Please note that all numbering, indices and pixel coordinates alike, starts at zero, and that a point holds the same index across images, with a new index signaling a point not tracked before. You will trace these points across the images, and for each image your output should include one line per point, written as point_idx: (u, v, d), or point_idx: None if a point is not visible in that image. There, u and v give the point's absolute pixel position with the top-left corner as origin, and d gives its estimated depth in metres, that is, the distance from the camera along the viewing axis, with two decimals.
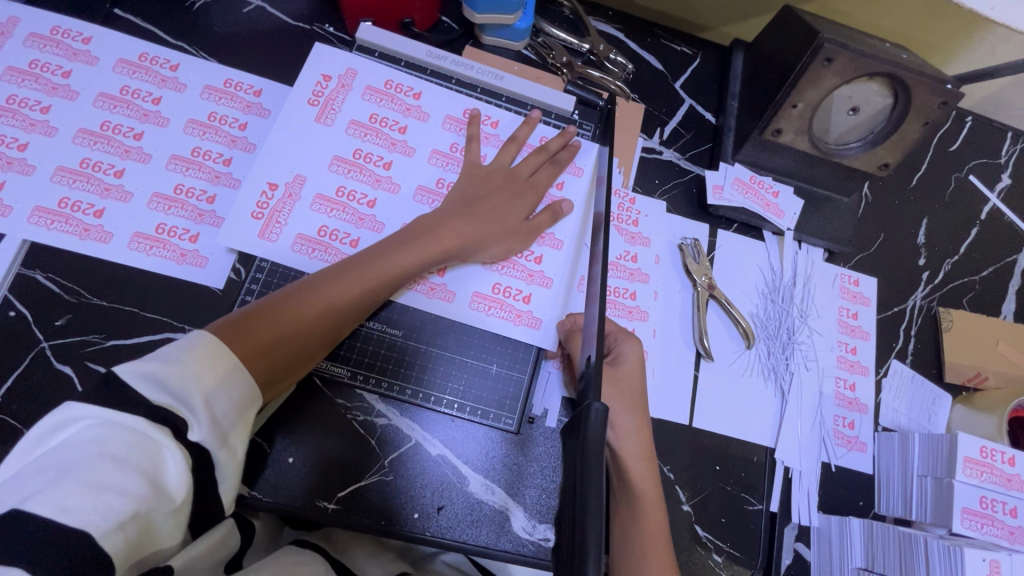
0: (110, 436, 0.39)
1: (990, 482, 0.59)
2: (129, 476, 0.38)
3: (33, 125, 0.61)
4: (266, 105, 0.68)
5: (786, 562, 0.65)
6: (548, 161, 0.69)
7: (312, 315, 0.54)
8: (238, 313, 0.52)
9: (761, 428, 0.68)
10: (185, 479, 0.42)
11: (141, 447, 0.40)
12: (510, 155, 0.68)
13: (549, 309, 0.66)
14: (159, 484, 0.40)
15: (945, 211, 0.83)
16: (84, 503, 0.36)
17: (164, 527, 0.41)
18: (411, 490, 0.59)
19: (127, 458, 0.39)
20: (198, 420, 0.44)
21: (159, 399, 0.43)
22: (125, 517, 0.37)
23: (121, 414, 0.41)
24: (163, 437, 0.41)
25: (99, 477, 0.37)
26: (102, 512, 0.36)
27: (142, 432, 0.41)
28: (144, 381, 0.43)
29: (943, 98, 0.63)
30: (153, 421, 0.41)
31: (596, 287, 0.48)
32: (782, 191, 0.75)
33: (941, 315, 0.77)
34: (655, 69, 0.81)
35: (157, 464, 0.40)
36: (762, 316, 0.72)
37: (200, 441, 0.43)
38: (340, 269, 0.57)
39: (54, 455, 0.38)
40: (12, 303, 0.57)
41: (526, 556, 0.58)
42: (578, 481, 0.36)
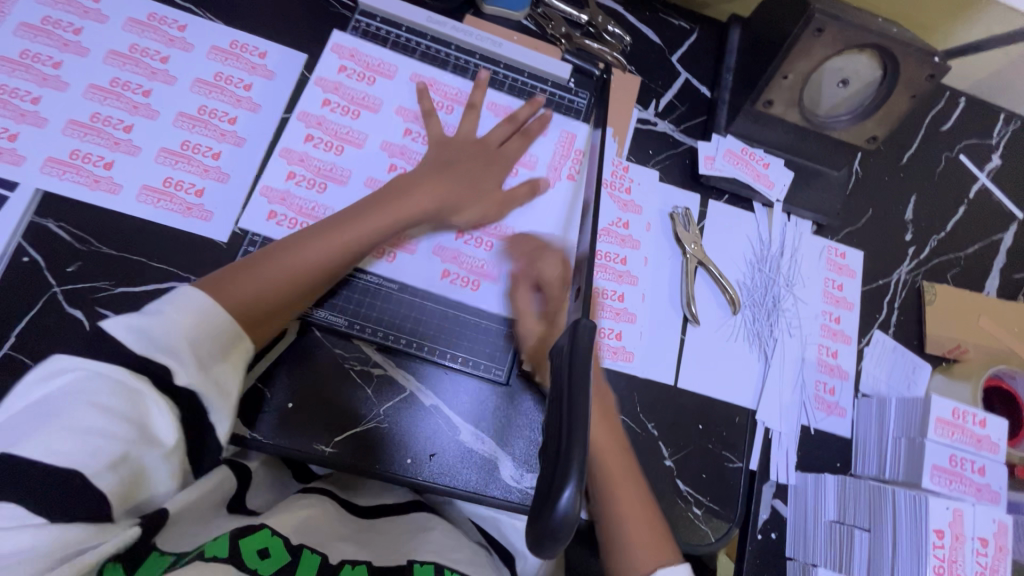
0: (95, 387, 0.43)
1: (960, 442, 0.62)
2: (113, 423, 0.43)
3: (45, 80, 0.63)
4: (271, 67, 0.70)
5: (763, 517, 0.67)
6: (525, 131, 0.72)
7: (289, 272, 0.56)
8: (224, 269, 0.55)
9: (743, 391, 0.70)
10: (172, 425, 0.45)
11: (126, 397, 0.44)
12: (486, 131, 0.71)
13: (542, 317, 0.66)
14: (144, 429, 0.44)
15: (934, 189, 0.85)
16: (72, 447, 0.41)
17: (156, 471, 0.45)
18: (404, 436, 0.62)
19: (112, 407, 0.43)
20: (182, 366, 0.46)
21: (140, 350, 0.46)
22: (113, 459, 0.42)
23: (106, 364, 0.45)
24: (145, 388, 0.45)
25: (83, 425, 0.42)
26: (92, 455, 0.41)
27: (124, 382, 0.44)
28: (131, 331, 0.46)
29: (931, 71, 0.64)
30: (133, 370, 0.45)
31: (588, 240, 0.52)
32: (773, 163, 0.77)
33: (925, 289, 0.79)
34: (652, 42, 0.82)
35: (143, 412, 0.44)
36: (749, 284, 0.74)
37: (187, 385, 0.47)
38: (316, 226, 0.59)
39: (47, 405, 0.42)
40: (25, 249, 0.60)
41: (513, 502, 0.61)
42: (565, 401, 0.36)
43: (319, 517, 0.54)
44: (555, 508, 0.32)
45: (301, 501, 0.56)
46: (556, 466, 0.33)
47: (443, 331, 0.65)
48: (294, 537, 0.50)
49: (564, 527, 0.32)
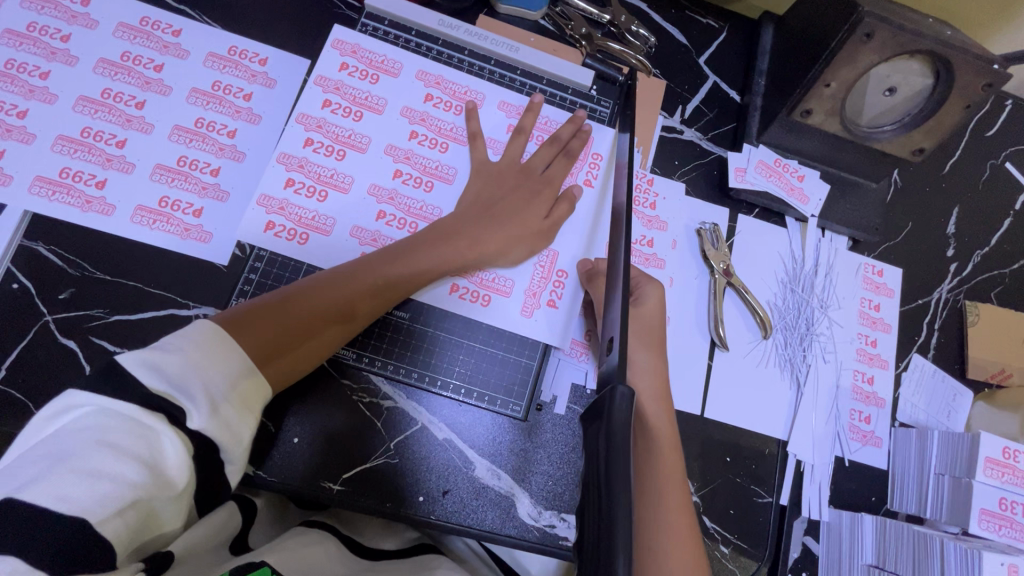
0: (108, 425, 0.39)
1: (1010, 484, 0.57)
2: (125, 462, 0.38)
3: (32, 92, 0.59)
4: (272, 75, 0.65)
5: (793, 556, 0.64)
6: (556, 140, 0.67)
7: (327, 310, 0.53)
8: (263, 299, 0.52)
9: (775, 420, 0.66)
10: (184, 461, 0.41)
11: (138, 434, 0.39)
12: (520, 149, 0.66)
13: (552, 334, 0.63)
14: (157, 470, 0.39)
15: (978, 201, 0.79)
16: (80, 491, 0.35)
17: (165, 512, 0.40)
18: (417, 472, 0.58)
19: (125, 446, 0.38)
20: (196, 408, 0.42)
21: (156, 387, 0.42)
22: (122, 503, 0.37)
23: (115, 401, 0.40)
24: (160, 425, 0.40)
25: (92, 465, 0.36)
26: (100, 500, 0.36)
27: (137, 420, 0.40)
28: (143, 367, 0.42)
29: (988, 79, 0.59)
30: (146, 407, 0.40)
31: (620, 275, 0.47)
32: (808, 175, 0.72)
33: (967, 309, 0.74)
34: (678, 43, 0.76)
35: (156, 451, 0.40)
36: (780, 306, 0.70)
37: (199, 429, 0.42)
38: (360, 263, 0.56)
39: (50, 446, 0.37)
40: (14, 275, 0.56)
41: (530, 541, 0.58)
42: (601, 488, 0.33)
43: (321, 555, 0.52)
44: None
45: (299, 535, 0.54)
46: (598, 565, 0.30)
47: (459, 363, 0.61)
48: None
49: None
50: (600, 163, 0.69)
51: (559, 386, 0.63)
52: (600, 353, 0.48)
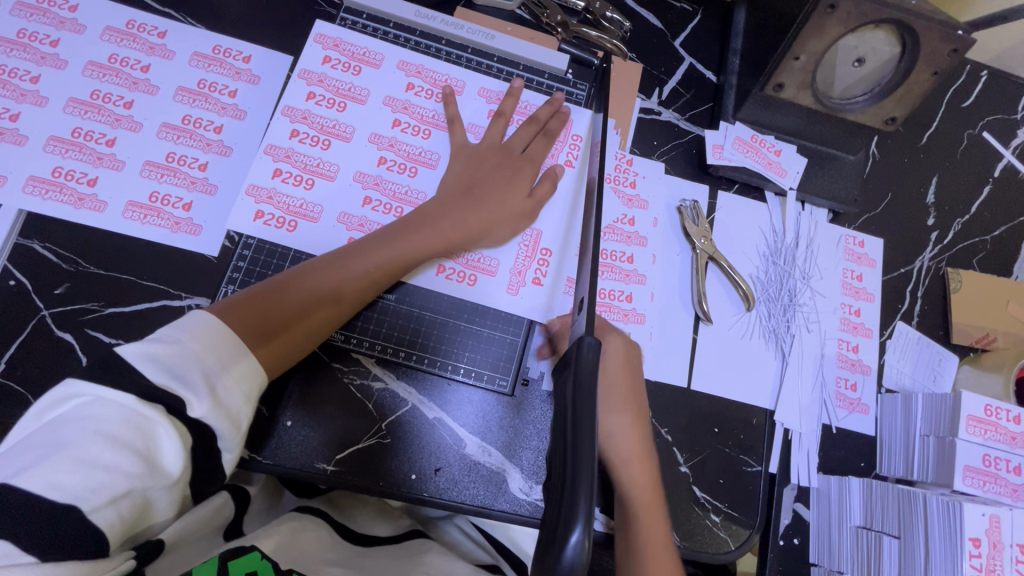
0: (104, 414, 0.39)
1: (994, 441, 0.58)
2: (120, 453, 0.38)
3: (24, 95, 0.61)
4: (256, 71, 0.67)
5: (784, 522, 0.65)
6: (534, 119, 0.68)
7: (318, 297, 0.55)
8: (257, 288, 0.54)
9: (761, 391, 0.67)
10: (180, 456, 0.41)
11: (134, 425, 0.40)
12: (498, 130, 0.67)
13: (536, 310, 0.64)
14: (153, 461, 0.40)
15: (957, 169, 0.80)
16: (75, 480, 0.37)
17: (161, 501, 0.41)
18: (409, 452, 0.59)
19: (120, 437, 0.39)
20: (198, 397, 0.43)
21: (155, 378, 0.42)
22: (117, 494, 0.38)
23: (112, 390, 0.40)
24: (156, 415, 0.40)
25: (86, 456, 0.37)
26: (93, 489, 0.37)
27: (134, 409, 0.40)
28: (144, 359, 0.43)
29: (954, 45, 0.60)
30: (144, 398, 0.41)
31: (591, 239, 0.48)
32: (785, 150, 0.73)
33: (950, 276, 0.75)
34: (653, 26, 0.78)
35: (152, 442, 0.40)
36: (763, 279, 0.71)
37: (201, 417, 0.43)
38: (350, 250, 0.58)
39: (50, 433, 0.38)
40: (12, 272, 0.58)
41: (521, 516, 0.59)
42: (570, 437, 0.36)
43: (315, 540, 0.53)
44: (563, 552, 0.31)
45: (295, 520, 0.55)
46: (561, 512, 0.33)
47: (446, 341, 0.63)
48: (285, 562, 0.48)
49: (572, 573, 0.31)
50: (580, 144, 0.71)
51: (546, 363, 0.64)
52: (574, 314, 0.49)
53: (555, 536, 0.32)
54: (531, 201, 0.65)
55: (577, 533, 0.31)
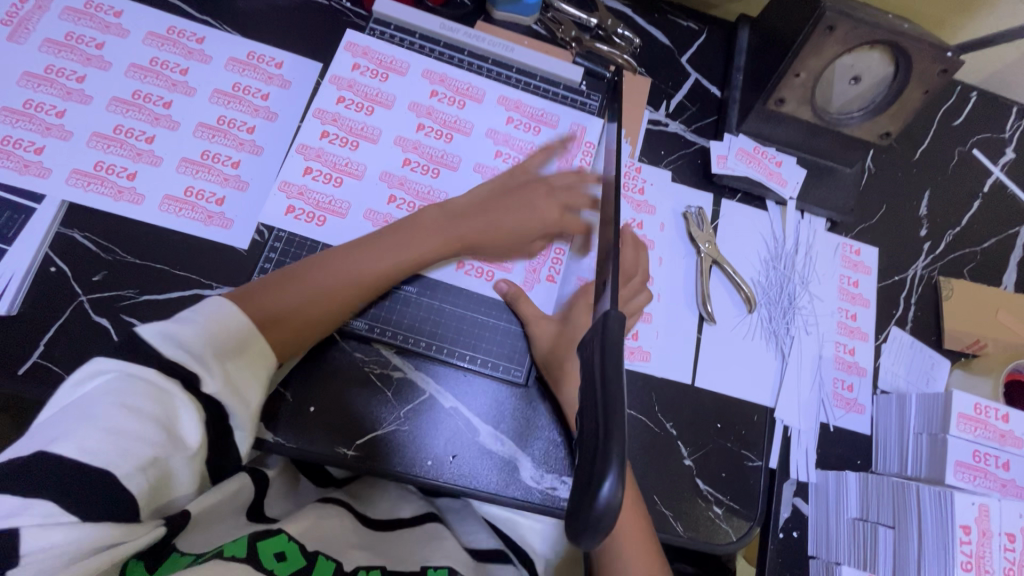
0: (128, 388, 0.42)
1: (982, 437, 0.61)
2: (147, 423, 0.42)
3: (69, 94, 0.65)
4: (287, 77, 0.71)
5: (784, 515, 0.67)
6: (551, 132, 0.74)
7: (314, 292, 0.58)
8: (248, 286, 0.57)
9: (762, 389, 0.70)
10: (197, 429, 0.44)
11: (156, 398, 0.43)
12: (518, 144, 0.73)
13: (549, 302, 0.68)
14: (173, 432, 0.43)
15: (948, 183, 0.85)
16: (107, 448, 0.39)
17: (181, 471, 0.44)
18: (425, 438, 0.62)
19: (145, 409, 0.42)
20: (211, 375, 0.47)
21: (174, 355, 0.45)
22: (145, 462, 0.41)
23: (136, 366, 0.44)
24: (176, 389, 0.44)
25: (117, 425, 0.40)
26: (124, 457, 0.40)
27: (155, 383, 0.43)
28: (160, 337, 0.46)
29: (944, 66, 0.64)
30: (164, 372, 0.44)
31: (611, 229, 0.52)
32: (786, 161, 0.77)
33: (941, 284, 0.78)
34: (662, 43, 0.82)
35: (172, 415, 0.43)
36: (764, 282, 0.74)
37: (214, 394, 0.47)
38: (352, 249, 0.61)
39: (78, 406, 0.41)
40: (52, 259, 0.61)
41: (534, 503, 0.61)
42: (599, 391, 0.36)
43: (339, 529, 0.55)
44: (596, 499, 0.32)
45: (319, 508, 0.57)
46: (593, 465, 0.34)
47: (464, 332, 0.66)
48: (310, 544, 0.51)
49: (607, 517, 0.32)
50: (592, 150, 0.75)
51: None
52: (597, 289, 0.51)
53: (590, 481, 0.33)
54: (547, 205, 0.69)
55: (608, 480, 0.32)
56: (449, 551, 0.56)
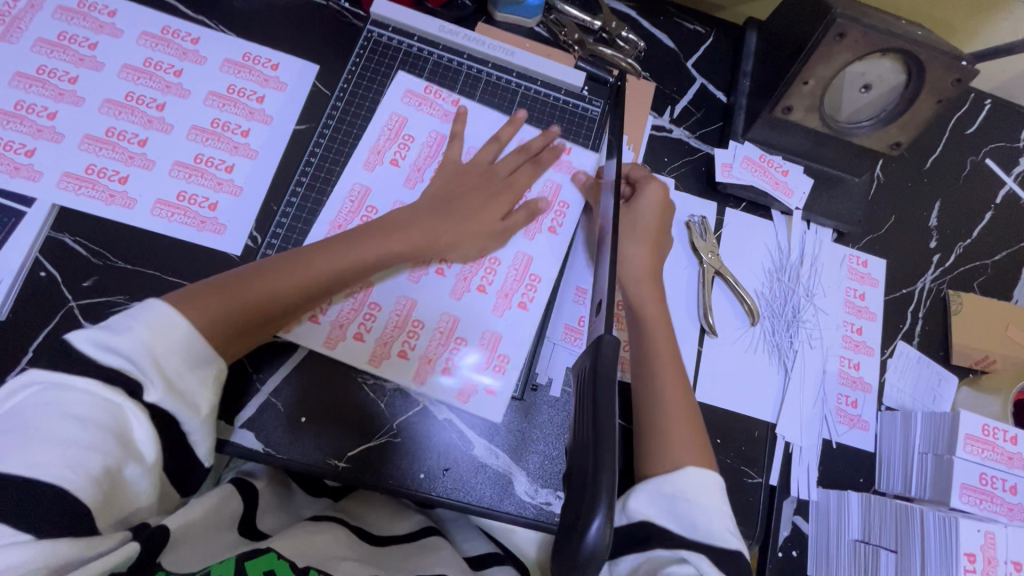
0: (69, 398, 0.42)
1: (990, 460, 0.60)
2: (93, 432, 0.41)
3: (62, 95, 0.64)
4: (283, 79, 0.70)
5: (784, 534, 0.66)
6: (523, 149, 0.70)
7: (262, 296, 0.54)
8: (191, 287, 0.53)
9: (763, 404, 0.68)
10: (153, 440, 0.44)
11: (102, 407, 0.42)
12: (490, 153, 0.69)
13: (547, 264, 0.67)
14: (126, 439, 0.43)
15: (959, 194, 0.82)
16: (53, 461, 0.39)
17: (140, 482, 0.44)
18: (418, 451, 0.61)
19: (89, 418, 0.42)
20: (155, 381, 0.45)
21: (115, 364, 0.44)
22: (95, 473, 0.41)
23: (75, 377, 0.43)
24: (124, 398, 0.43)
25: (57, 438, 0.40)
26: (72, 469, 0.40)
27: (98, 393, 0.43)
28: (98, 347, 0.44)
29: (958, 75, 0.62)
30: (108, 382, 0.43)
31: (607, 243, 0.51)
32: (792, 170, 0.75)
33: (950, 298, 0.77)
34: (667, 47, 0.80)
35: (123, 423, 0.43)
36: (768, 295, 0.73)
37: (158, 401, 0.45)
38: (299, 256, 0.58)
39: (19, 421, 0.41)
40: (42, 264, 0.60)
41: (529, 518, 0.60)
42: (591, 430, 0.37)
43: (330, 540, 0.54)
44: (584, 539, 0.33)
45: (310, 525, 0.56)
46: (582, 502, 0.35)
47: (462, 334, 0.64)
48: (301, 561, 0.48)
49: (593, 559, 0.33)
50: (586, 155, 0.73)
51: (554, 369, 0.66)
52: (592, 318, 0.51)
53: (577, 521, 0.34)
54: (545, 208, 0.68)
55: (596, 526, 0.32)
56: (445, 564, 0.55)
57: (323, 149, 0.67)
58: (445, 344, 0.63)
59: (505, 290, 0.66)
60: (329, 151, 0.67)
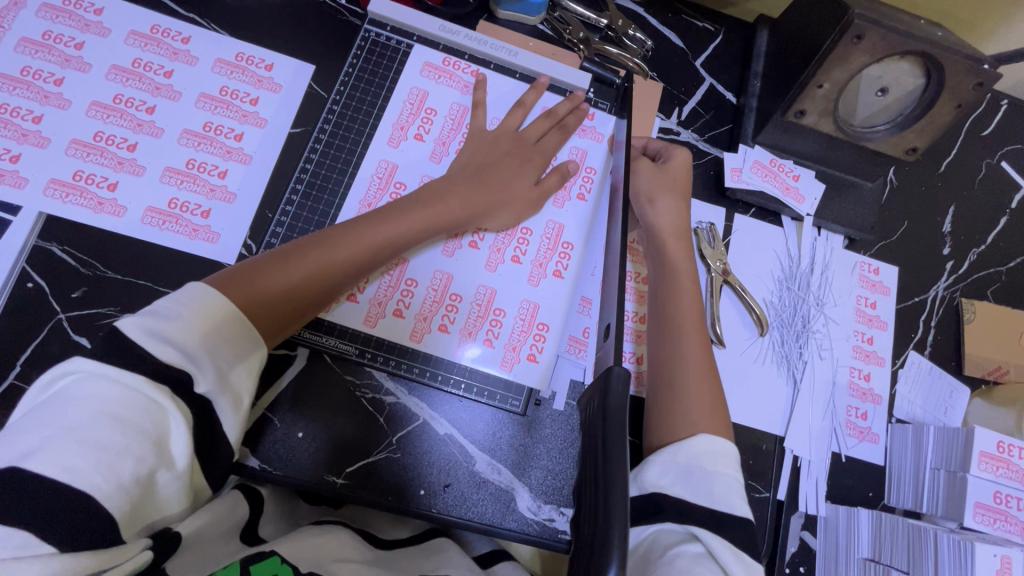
0: (110, 394, 0.39)
1: (1006, 478, 0.58)
2: (131, 437, 0.39)
3: (47, 98, 0.61)
4: (278, 80, 0.67)
5: (791, 550, 0.64)
6: (550, 113, 0.69)
7: (303, 275, 0.53)
8: (232, 269, 0.52)
9: (772, 416, 0.67)
10: (187, 445, 0.42)
11: (142, 409, 0.40)
12: (516, 119, 0.68)
13: (577, 231, 0.68)
14: (162, 446, 0.41)
15: (974, 199, 0.80)
16: (84, 464, 0.36)
17: (168, 489, 0.42)
18: (418, 467, 0.59)
19: (129, 419, 0.39)
20: (203, 373, 0.44)
21: (164, 356, 0.42)
22: (127, 481, 0.38)
23: (118, 370, 0.41)
24: (165, 399, 0.41)
25: (93, 438, 0.37)
26: (104, 475, 0.37)
27: (140, 390, 0.40)
28: (146, 335, 0.42)
29: (979, 79, 0.60)
30: (152, 379, 0.41)
31: (616, 253, 0.49)
32: (804, 175, 0.73)
33: (964, 307, 0.75)
34: (675, 46, 0.78)
35: (162, 429, 0.41)
36: (777, 303, 0.71)
37: (206, 393, 0.44)
38: (338, 231, 0.56)
39: (53, 413, 0.38)
40: (29, 275, 0.58)
41: (531, 535, 0.59)
42: (601, 470, 0.35)
43: (337, 544, 0.52)
44: None
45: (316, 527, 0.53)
46: (592, 557, 0.32)
47: (473, 325, 0.63)
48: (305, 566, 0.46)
49: None
50: (600, 137, 0.71)
51: (558, 382, 0.64)
52: (597, 339, 0.50)
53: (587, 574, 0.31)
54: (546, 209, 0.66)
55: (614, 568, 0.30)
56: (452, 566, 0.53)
57: (320, 154, 0.65)
58: (482, 316, 0.64)
59: (539, 260, 0.66)
60: (326, 155, 0.65)
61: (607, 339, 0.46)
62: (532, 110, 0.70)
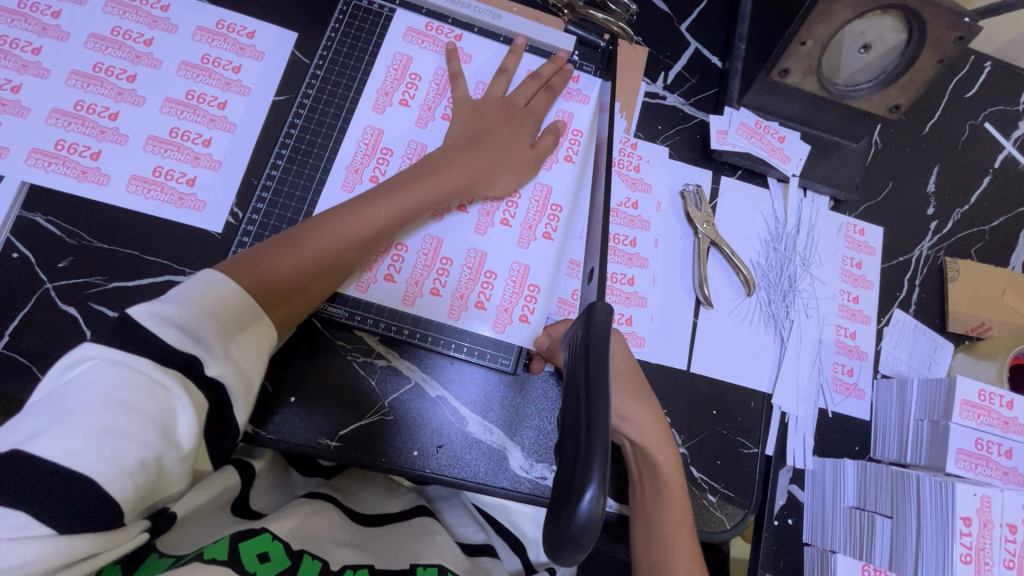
0: (116, 380, 0.39)
1: (986, 425, 0.60)
2: (137, 422, 0.38)
3: (25, 67, 0.61)
4: (260, 48, 0.67)
5: (780, 503, 0.67)
6: (536, 76, 0.69)
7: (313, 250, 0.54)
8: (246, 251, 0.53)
9: (760, 373, 0.68)
10: (195, 430, 0.41)
11: (148, 394, 0.39)
12: (502, 84, 0.68)
13: (565, 194, 0.68)
14: (169, 431, 0.39)
15: (957, 159, 0.81)
16: (88, 448, 0.36)
17: (174, 472, 0.41)
18: (412, 429, 0.60)
19: (134, 404, 0.38)
20: (213, 356, 0.44)
21: (172, 339, 0.42)
22: (131, 465, 0.37)
23: (126, 355, 0.40)
24: (173, 384, 0.40)
25: (99, 423, 0.37)
26: (107, 460, 0.36)
27: (146, 375, 0.40)
28: (153, 320, 0.42)
29: (960, 33, 0.61)
30: (159, 364, 0.41)
31: (600, 205, 0.49)
32: (789, 136, 0.73)
33: (948, 265, 0.76)
34: (660, 11, 0.78)
35: (169, 413, 0.40)
36: (764, 264, 0.71)
37: (218, 377, 0.44)
38: (350, 206, 0.57)
39: (60, 398, 0.38)
40: (15, 245, 0.58)
41: (523, 493, 0.60)
42: (584, 403, 0.36)
43: (327, 523, 0.53)
44: (577, 507, 0.32)
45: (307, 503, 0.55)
46: (573, 475, 0.33)
47: (464, 290, 0.63)
48: (296, 543, 0.48)
49: (586, 527, 0.32)
50: (586, 102, 0.71)
51: None
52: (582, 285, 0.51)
53: (570, 492, 0.33)
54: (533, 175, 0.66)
55: (590, 487, 0.32)
56: (440, 548, 0.53)
57: (304, 120, 0.65)
58: (474, 278, 0.64)
59: (528, 223, 0.66)
60: (310, 121, 0.65)
61: (592, 287, 0.48)
62: (515, 74, 0.70)
